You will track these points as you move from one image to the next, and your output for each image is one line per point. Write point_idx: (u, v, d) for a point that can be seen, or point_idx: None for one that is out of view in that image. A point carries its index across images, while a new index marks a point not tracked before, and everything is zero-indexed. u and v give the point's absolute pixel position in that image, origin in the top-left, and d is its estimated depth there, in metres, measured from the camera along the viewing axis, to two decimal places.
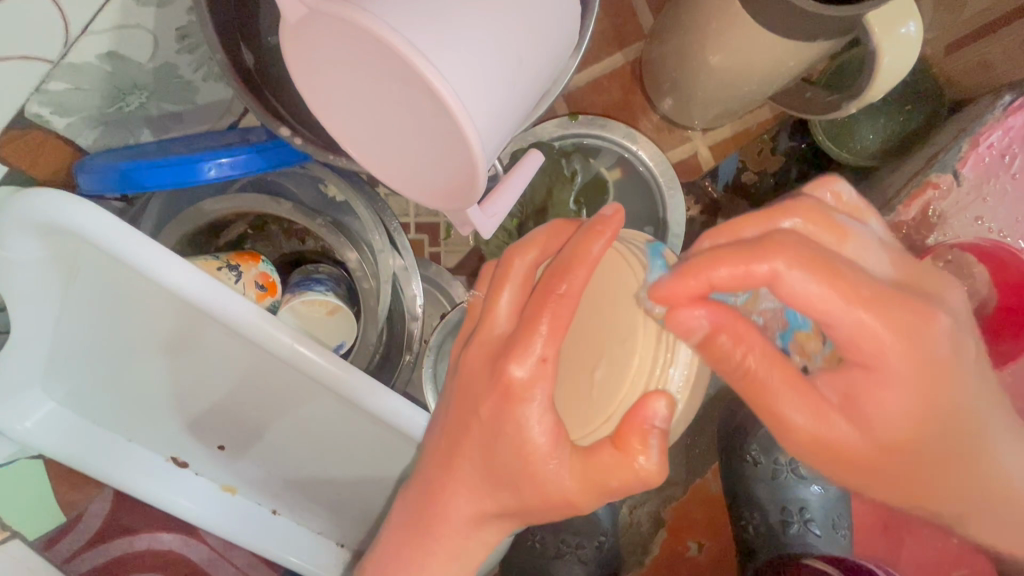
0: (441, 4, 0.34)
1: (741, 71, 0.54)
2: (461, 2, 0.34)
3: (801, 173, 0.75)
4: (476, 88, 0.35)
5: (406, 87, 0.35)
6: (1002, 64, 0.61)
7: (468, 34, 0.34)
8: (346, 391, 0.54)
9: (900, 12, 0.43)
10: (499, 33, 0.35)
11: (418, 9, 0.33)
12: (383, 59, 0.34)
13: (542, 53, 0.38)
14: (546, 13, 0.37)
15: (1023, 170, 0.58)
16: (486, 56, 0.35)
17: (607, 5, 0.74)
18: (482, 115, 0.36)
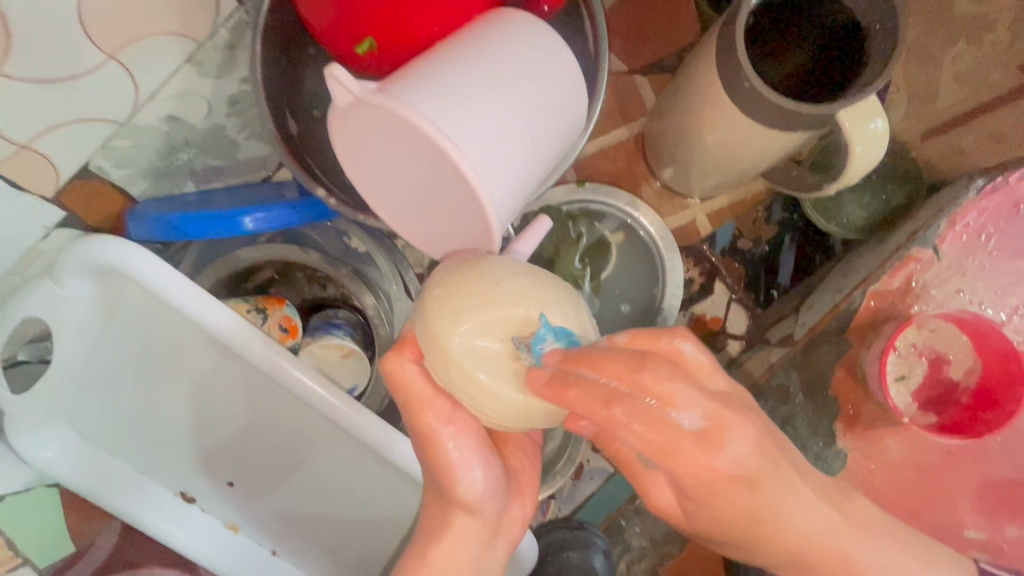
0: (468, 97, 0.40)
1: (734, 150, 0.59)
2: (485, 97, 0.40)
3: (794, 242, 0.79)
4: (494, 167, 0.41)
5: (435, 164, 0.40)
6: (974, 153, 0.63)
7: (489, 124, 0.40)
8: (359, 434, 0.57)
9: (868, 110, 0.48)
10: (516, 123, 0.41)
11: (448, 100, 0.39)
12: (414, 139, 0.40)
13: (551, 138, 0.44)
14: (555, 106, 0.43)
15: (999, 248, 0.63)
16: (504, 141, 0.41)
17: (614, 85, 0.81)
18: (497, 190, 0.41)
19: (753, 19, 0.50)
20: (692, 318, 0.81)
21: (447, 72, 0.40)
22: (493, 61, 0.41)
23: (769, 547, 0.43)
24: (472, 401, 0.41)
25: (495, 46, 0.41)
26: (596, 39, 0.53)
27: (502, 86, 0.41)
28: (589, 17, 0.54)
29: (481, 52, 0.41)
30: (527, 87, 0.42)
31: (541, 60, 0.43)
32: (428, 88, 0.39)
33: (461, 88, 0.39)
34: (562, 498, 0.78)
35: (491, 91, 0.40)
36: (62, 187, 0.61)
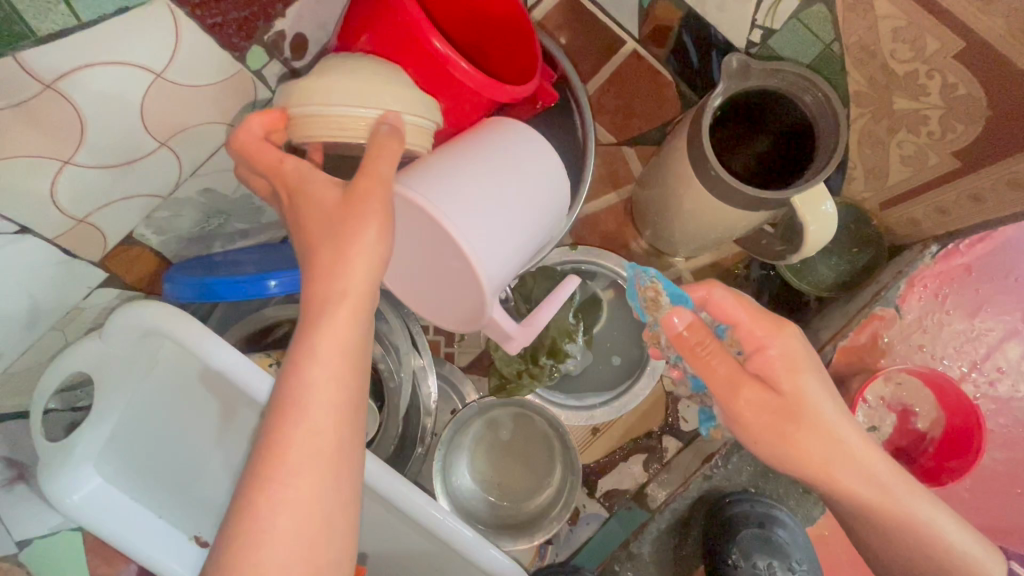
0: (475, 197, 0.47)
1: (710, 221, 0.67)
2: (486, 194, 0.48)
3: (771, 298, 0.84)
4: (493, 252, 0.48)
5: (443, 248, 0.48)
6: (926, 223, 0.71)
7: (490, 215, 0.48)
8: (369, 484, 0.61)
9: (819, 194, 0.55)
10: (512, 215, 0.49)
11: (456, 194, 0.47)
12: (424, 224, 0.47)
13: (541, 225, 0.52)
14: (545, 200, 0.52)
15: (955, 307, 0.70)
16: (502, 230, 0.48)
17: (603, 155, 0.90)
18: (494, 270, 0.49)
19: (717, 114, 0.59)
20: None
21: (455, 169, 0.48)
22: (496, 161, 0.49)
23: (837, 485, 0.54)
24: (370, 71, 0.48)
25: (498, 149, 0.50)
26: (586, 132, 0.63)
27: (500, 181, 0.49)
28: (578, 111, 0.64)
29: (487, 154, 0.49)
30: (523, 180, 0.50)
31: (534, 159, 0.51)
32: (441, 185, 0.47)
33: (466, 182, 0.47)
34: (560, 543, 0.82)
35: (490, 185, 0.48)
36: (109, 253, 0.68)
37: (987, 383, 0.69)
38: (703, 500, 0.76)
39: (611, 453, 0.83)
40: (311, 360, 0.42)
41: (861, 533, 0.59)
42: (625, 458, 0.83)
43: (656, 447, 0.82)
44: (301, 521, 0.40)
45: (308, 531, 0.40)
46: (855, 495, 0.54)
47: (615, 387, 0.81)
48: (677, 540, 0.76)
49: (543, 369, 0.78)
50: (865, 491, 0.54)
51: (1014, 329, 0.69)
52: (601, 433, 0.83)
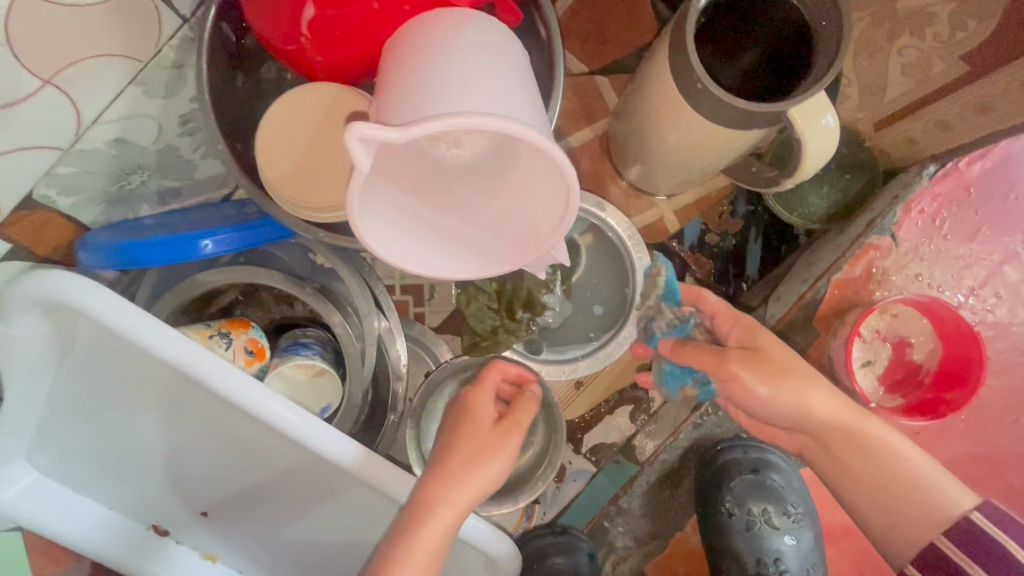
0: (496, 90, 0.41)
1: (696, 149, 0.60)
2: (499, 88, 0.41)
3: (759, 233, 0.81)
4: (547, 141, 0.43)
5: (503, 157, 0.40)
6: (924, 141, 0.65)
7: (520, 107, 0.41)
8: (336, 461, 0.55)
9: (818, 108, 0.48)
10: (533, 102, 0.43)
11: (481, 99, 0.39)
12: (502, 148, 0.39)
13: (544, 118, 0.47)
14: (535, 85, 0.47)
15: (953, 232, 0.66)
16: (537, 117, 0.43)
17: (574, 86, 0.82)
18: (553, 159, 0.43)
19: (700, 21, 0.52)
20: None
21: (453, 82, 0.40)
22: (497, 61, 0.42)
23: None
24: (276, 121, 0.53)
25: (481, 45, 0.43)
26: (550, 49, 0.53)
27: (517, 76, 0.43)
28: (543, 25, 0.54)
29: (476, 54, 0.42)
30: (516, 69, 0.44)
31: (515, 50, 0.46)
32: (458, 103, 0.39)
33: (504, 90, 0.41)
34: (548, 502, 0.78)
35: (513, 81, 0.42)
36: (5, 219, 0.58)
37: (984, 310, 0.66)
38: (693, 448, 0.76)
39: (597, 405, 0.79)
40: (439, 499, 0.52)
41: (843, 480, 0.56)
42: (612, 411, 0.79)
43: (642, 397, 0.78)
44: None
45: None
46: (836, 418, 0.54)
47: (597, 338, 0.75)
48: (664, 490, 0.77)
49: (520, 324, 0.72)
50: (844, 413, 0.54)
51: (1013, 252, 0.66)
52: (584, 388, 0.78)
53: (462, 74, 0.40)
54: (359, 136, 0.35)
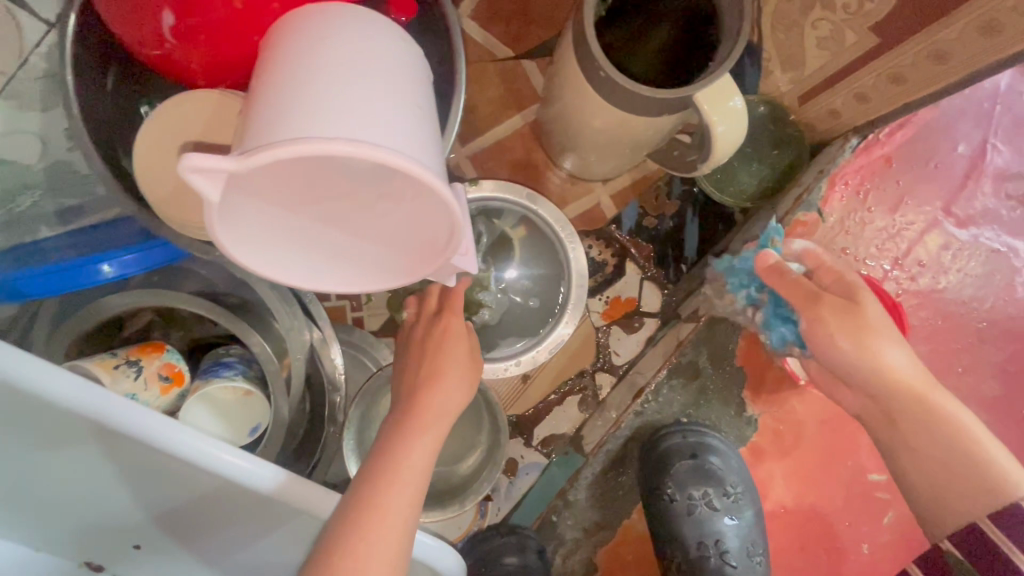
0: (361, 102, 0.38)
1: (614, 134, 0.58)
2: (366, 99, 0.38)
3: (696, 213, 0.80)
4: (425, 153, 0.40)
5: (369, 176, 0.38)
6: (845, 114, 0.64)
7: (391, 119, 0.38)
8: (252, 488, 0.50)
9: (725, 90, 0.47)
10: (410, 110, 0.41)
11: (342, 115, 0.37)
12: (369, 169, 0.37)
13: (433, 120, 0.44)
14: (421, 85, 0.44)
15: (876, 203, 0.67)
16: (414, 126, 0.40)
17: (501, 73, 0.80)
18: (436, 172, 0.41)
19: (603, 14, 0.50)
20: (608, 301, 0.80)
21: (313, 95, 0.37)
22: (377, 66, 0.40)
23: None
24: (156, 126, 0.49)
25: (361, 49, 0.40)
26: (450, 39, 0.50)
27: (399, 82, 0.41)
28: (441, 15, 0.50)
29: (352, 60, 0.39)
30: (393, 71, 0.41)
31: (394, 49, 0.42)
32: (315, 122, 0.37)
33: (370, 101, 0.38)
34: (500, 498, 0.77)
35: (384, 88, 0.39)
36: None
37: (909, 279, 0.67)
38: (636, 435, 0.77)
39: (545, 397, 0.78)
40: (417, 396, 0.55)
41: None
42: (559, 402, 0.78)
43: (589, 386, 0.78)
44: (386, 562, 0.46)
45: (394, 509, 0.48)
46: (895, 380, 0.51)
47: (536, 332, 0.74)
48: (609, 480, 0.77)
49: None
50: None
51: (935, 220, 0.66)
52: (531, 380, 0.78)
53: (323, 87, 0.38)
54: (196, 168, 0.33)
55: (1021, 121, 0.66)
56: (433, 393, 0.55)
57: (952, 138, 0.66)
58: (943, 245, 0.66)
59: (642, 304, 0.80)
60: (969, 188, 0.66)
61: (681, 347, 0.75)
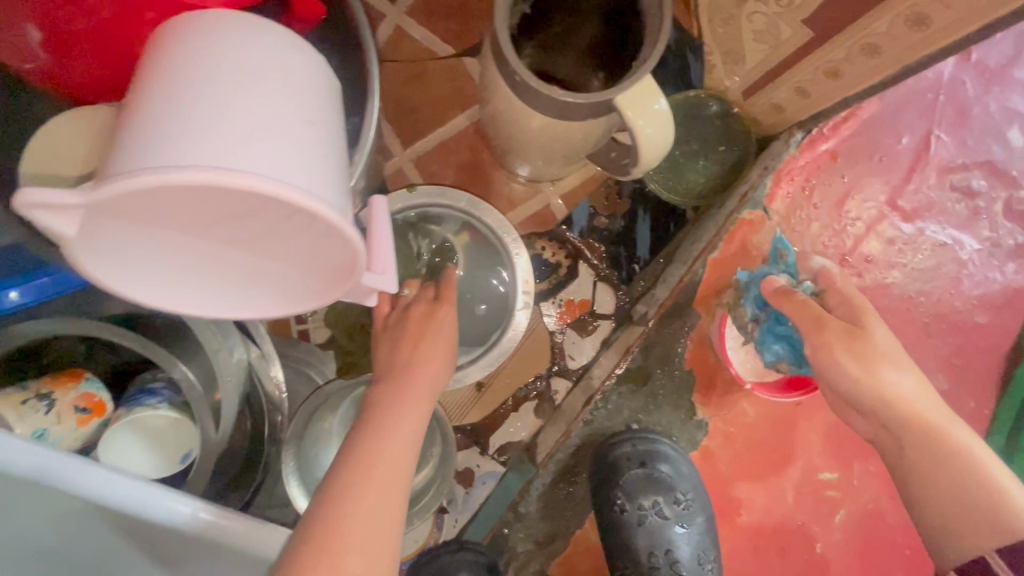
0: (234, 119, 0.34)
1: (546, 137, 0.55)
2: (239, 116, 0.34)
3: (648, 211, 0.75)
4: (314, 174, 0.36)
5: (244, 200, 0.34)
6: (789, 108, 0.63)
7: (270, 138, 0.35)
8: (165, 525, 0.44)
9: (648, 92, 0.45)
10: (299, 124, 0.37)
11: (208, 137, 0.33)
12: (241, 198, 0.34)
13: (336, 131, 0.40)
14: (319, 93, 0.39)
15: (823, 199, 0.66)
16: (302, 143, 0.36)
17: (441, 71, 0.76)
18: (329, 194, 0.37)
19: (525, 10, 0.49)
20: (561, 305, 0.76)
21: (180, 113, 0.34)
22: (260, 75, 0.36)
23: None
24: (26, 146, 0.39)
25: (243, 56, 0.36)
26: (361, 44, 0.46)
27: (283, 90, 0.37)
28: (351, 18, 0.47)
29: (230, 69, 0.36)
30: (281, 80, 0.37)
31: (283, 54, 0.38)
32: (177, 144, 0.33)
33: (243, 119, 0.34)
34: (457, 509, 0.76)
35: (265, 102, 0.35)
36: None
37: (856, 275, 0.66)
38: (584, 445, 0.75)
39: (500, 405, 0.76)
40: (413, 363, 0.58)
41: None
42: (515, 409, 0.76)
43: (544, 391, 0.76)
44: (378, 514, 0.46)
45: (400, 458, 0.50)
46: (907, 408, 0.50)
47: (485, 341, 0.71)
48: (561, 490, 0.75)
49: None
50: None
51: (880, 215, 0.66)
52: (486, 389, 0.76)
53: (190, 104, 0.34)
54: (37, 203, 0.31)
55: (965, 110, 0.65)
56: (422, 369, 0.58)
57: (896, 131, 0.65)
58: (887, 245, 0.66)
59: (596, 307, 0.76)
60: (912, 182, 0.65)
61: (630, 351, 0.73)
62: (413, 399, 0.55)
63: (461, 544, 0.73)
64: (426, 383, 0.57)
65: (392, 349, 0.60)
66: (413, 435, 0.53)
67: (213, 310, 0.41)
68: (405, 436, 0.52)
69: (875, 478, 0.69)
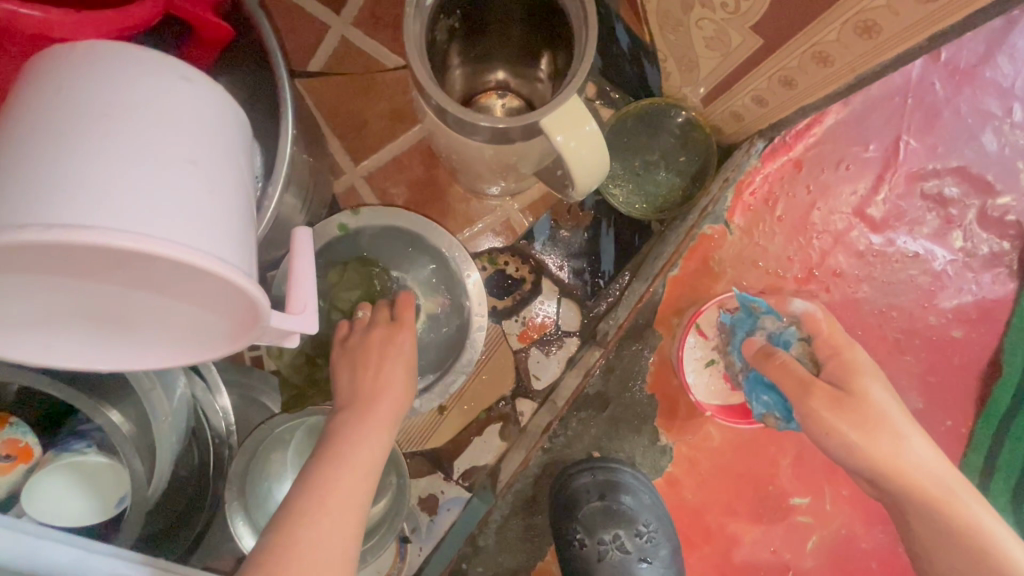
0: (93, 166, 0.30)
1: (480, 157, 0.51)
2: (100, 160, 0.30)
3: (612, 224, 0.71)
4: (194, 222, 0.32)
5: (110, 255, 0.30)
6: (748, 117, 0.59)
7: (136, 184, 0.31)
8: None
9: (576, 114, 0.41)
10: (177, 166, 0.32)
11: (61, 187, 0.29)
12: (107, 251, 0.30)
13: (232, 166, 0.36)
14: (209, 126, 0.35)
15: (787, 213, 0.65)
16: (179, 186, 0.32)
17: (391, 84, 0.73)
18: (215, 242, 0.33)
19: (452, 25, 0.46)
20: (523, 323, 0.72)
21: (32, 160, 0.30)
22: (134, 108, 0.32)
23: None
24: None
25: (116, 88, 0.32)
26: (272, 67, 0.44)
27: (157, 127, 0.32)
28: (260, 39, 0.44)
29: (97, 104, 0.32)
30: (155, 116, 0.33)
31: (161, 85, 0.33)
32: (27, 197, 0.29)
33: (105, 165, 0.30)
34: (421, 538, 0.72)
35: (132, 144, 0.31)
36: None
37: (820, 290, 0.65)
38: (545, 472, 0.72)
39: (462, 430, 0.72)
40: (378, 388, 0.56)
41: None
42: (478, 433, 0.72)
43: (508, 414, 0.72)
44: (330, 544, 0.44)
45: (358, 486, 0.48)
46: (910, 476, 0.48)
47: (440, 366, 0.68)
48: (524, 520, 0.73)
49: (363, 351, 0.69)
50: None
51: (849, 226, 0.65)
52: (449, 411, 0.72)
53: (45, 149, 0.30)
54: None
55: (935, 114, 0.64)
56: (386, 398, 0.56)
57: (863, 138, 0.64)
58: (857, 257, 0.65)
59: (560, 325, 0.72)
60: (883, 189, 0.64)
61: (591, 372, 0.71)
62: (376, 425, 0.53)
63: None
64: (390, 409, 0.55)
65: (356, 369, 0.58)
66: (374, 461, 0.51)
67: (110, 362, 0.37)
68: (367, 463, 0.50)
69: (848, 503, 0.68)
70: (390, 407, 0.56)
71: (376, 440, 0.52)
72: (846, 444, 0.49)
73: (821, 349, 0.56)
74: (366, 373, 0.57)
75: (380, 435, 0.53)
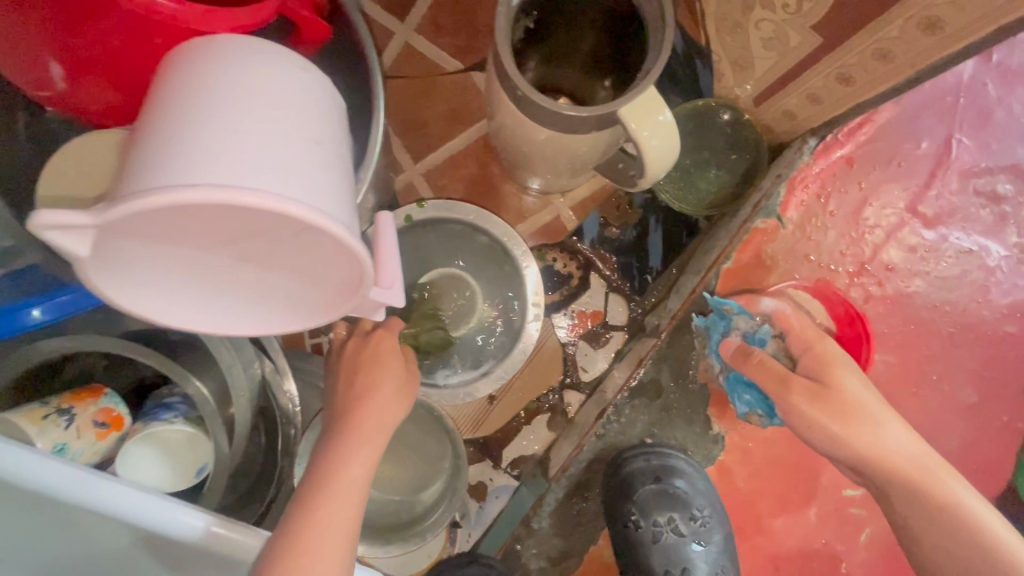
0: (238, 137, 0.34)
1: (546, 151, 0.54)
2: (244, 133, 0.34)
3: (661, 221, 0.73)
4: (319, 189, 0.36)
5: (249, 215, 0.34)
6: (801, 115, 0.62)
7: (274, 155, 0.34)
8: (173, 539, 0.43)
9: (649, 105, 0.44)
10: (304, 141, 0.36)
11: (213, 155, 0.33)
12: (249, 213, 0.34)
13: (341, 147, 0.40)
14: (324, 111, 0.39)
15: (839, 208, 0.67)
16: (306, 159, 0.36)
17: (450, 86, 0.77)
18: (335, 209, 0.36)
19: (529, 26, 0.49)
20: (573, 316, 0.75)
21: (185, 133, 0.34)
22: (267, 91, 0.36)
23: None
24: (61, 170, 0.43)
25: (252, 74, 0.36)
26: (366, 63, 0.48)
27: (287, 107, 0.36)
28: (355, 38, 0.48)
29: (237, 86, 0.36)
30: (284, 98, 0.37)
31: (286, 72, 0.38)
32: (183, 163, 0.33)
33: (248, 137, 0.34)
34: (471, 524, 0.74)
35: (269, 120, 0.35)
36: None
37: (871, 283, 0.67)
38: (597, 459, 0.75)
39: (510, 420, 0.74)
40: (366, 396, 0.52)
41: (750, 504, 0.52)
42: (527, 422, 0.74)
43: (557, 405, 0.74)
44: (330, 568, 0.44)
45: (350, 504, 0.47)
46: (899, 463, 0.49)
47: (494, 354, 0.71)
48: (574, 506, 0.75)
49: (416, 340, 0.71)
50: None
51: (901, 222, 0.66)
52: (498, 401, 0.74)
53: (196, 123, 0.34)
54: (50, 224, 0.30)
55: (986, 113, 0.66)
56: (374, 407, 0.52)
57: (915, 135, 0.65)
58: (910, 251, 0.66)
59: (608, 318, 0.74)
60: (934, 186, 0.66)
61: (642, 363, 0.72)
62: (367, 438, 0.50)
63: (475, 557, 0.70)
64: (384, 417, 0.52)
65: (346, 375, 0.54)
66: (365, 474, 0.49)
67: (226, 325, 0.40)
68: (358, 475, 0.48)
69: None
70: (383, 417, 0.52)
71: (368, 453, 0.50)
72: (889, 428, 0.50)
73: (793, 343, 0.57)
74: (356, 380, 0.53)
75: (368, 450, 0.50)
